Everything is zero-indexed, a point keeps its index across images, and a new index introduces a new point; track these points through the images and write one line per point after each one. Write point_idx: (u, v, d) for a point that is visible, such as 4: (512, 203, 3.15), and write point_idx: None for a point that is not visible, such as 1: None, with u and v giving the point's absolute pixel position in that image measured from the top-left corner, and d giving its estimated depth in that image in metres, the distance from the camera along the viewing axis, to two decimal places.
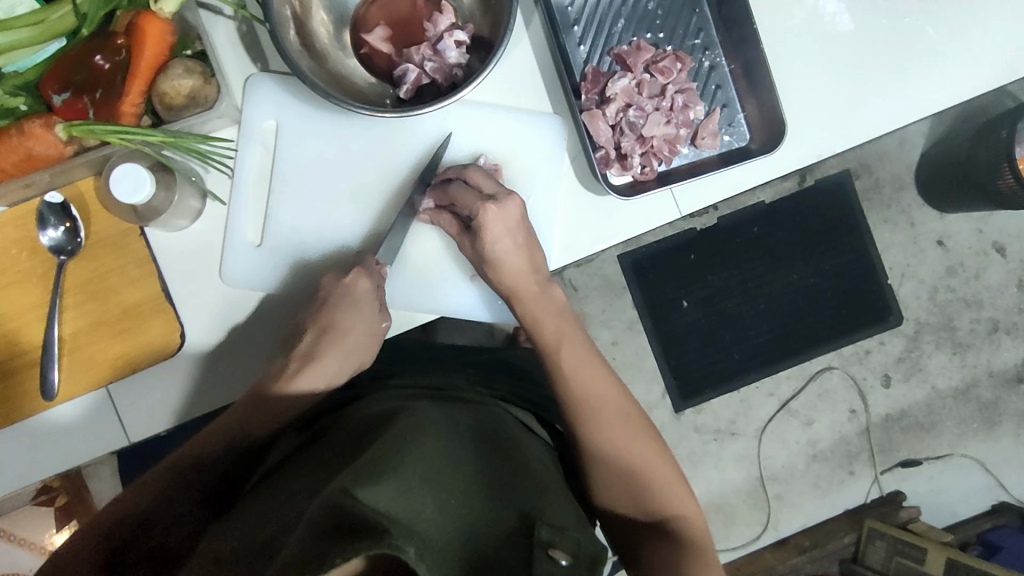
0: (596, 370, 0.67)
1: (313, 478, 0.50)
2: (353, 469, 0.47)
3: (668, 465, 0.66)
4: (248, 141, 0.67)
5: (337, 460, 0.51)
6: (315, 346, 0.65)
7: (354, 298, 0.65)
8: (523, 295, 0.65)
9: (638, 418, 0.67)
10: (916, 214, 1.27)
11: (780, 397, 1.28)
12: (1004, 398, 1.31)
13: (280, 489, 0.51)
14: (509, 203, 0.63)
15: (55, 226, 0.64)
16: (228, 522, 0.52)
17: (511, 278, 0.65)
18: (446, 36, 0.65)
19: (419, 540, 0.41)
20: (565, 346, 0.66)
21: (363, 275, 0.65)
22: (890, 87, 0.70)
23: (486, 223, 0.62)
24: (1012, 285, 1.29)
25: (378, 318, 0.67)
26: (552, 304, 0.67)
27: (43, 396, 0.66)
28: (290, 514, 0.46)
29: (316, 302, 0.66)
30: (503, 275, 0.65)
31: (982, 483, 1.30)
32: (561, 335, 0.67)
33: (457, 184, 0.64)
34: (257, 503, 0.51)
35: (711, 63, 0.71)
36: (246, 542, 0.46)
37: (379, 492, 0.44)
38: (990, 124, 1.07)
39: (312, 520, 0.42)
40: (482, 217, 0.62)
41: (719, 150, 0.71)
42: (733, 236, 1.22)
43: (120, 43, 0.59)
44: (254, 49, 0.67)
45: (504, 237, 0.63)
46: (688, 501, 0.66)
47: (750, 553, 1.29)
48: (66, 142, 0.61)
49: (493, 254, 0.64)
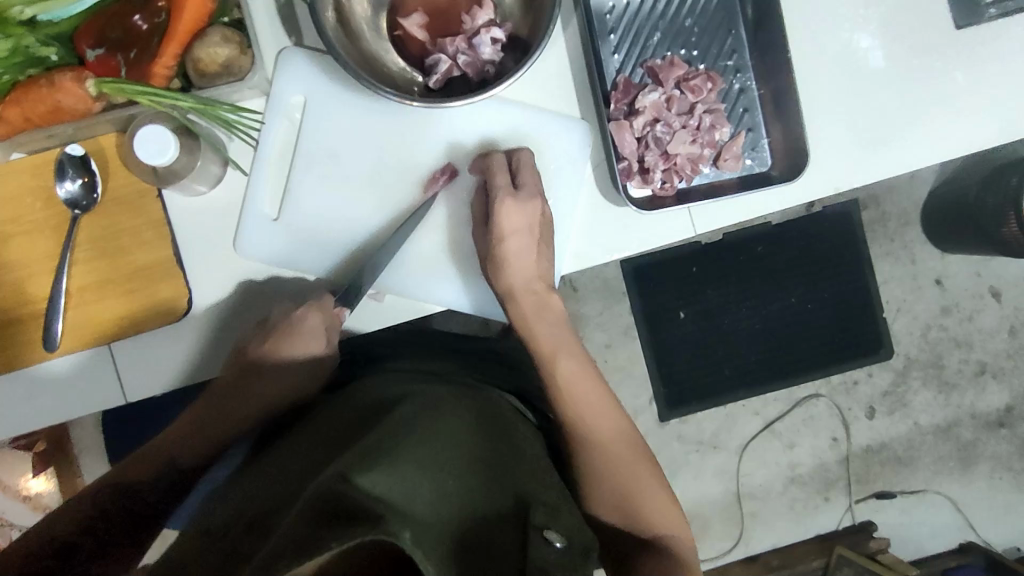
0: (590, 379, 0.68)
1: (310, 461, 0.51)
2: (350, 456, 0.48)
3: (658, 483, 0.68)
4: (275, 115, 0.67)
5: (334, 444, 0.52)
6: (259, 368, 0.66)
7: (296, 332, 0.65)
8: (521, 300, 0.66)
9: (629, 438, 0.69)
10: (918, 251, 1.28)
11: (765, 417, 1.29)
12: (983, 440, 1.33)
13: (279, 469, 0.52)
14: (529, 203, 0.64)
15: (73, 178, 0.64)
16: (229, 495, 0.53)
17: (511, 278, 0.65)
18: (483, 32, 0.65)
19: (413, 525, 0.41)
20: (562, 357, 0.67)
21: (313, 310, 0.65)
22: (912, 127, 0.71)
23: (502, 213, 0.63)
24: (1003, 330, 1.31)
25: (328, 352, 0.68)
26: (552, 313, 0.68)
27: (44, 347, 0.66)
28: (284, 494, 0.47)
29: (265, 327, 0.67)
30: (503, 273, 0.65)
31: (952, 520, 1.33)
32: (559, 344, 0.68)
33: (500, 159, 0.65)
34: (252, 483, 0.52)
35: (741, 86, 0.72)
36: (239, 519, 0.47)
37: (374, 480, 0.45)
38: (1001, 170, 1.08)
39: (306, 506, 0.42)
40: (499, 207, 0.63)
41: (739, 174, 0.72)
42: (737, 254, 1.23)
43: (160, 5, 0.59)
44: (290, 22, 0.67)
45: (517, 232, 0.64)
46: (677, 518, 0.68)
47: (719, 566, 1.31)
48: (95, 98, 0.60)
49: (501, 249, 0.64)
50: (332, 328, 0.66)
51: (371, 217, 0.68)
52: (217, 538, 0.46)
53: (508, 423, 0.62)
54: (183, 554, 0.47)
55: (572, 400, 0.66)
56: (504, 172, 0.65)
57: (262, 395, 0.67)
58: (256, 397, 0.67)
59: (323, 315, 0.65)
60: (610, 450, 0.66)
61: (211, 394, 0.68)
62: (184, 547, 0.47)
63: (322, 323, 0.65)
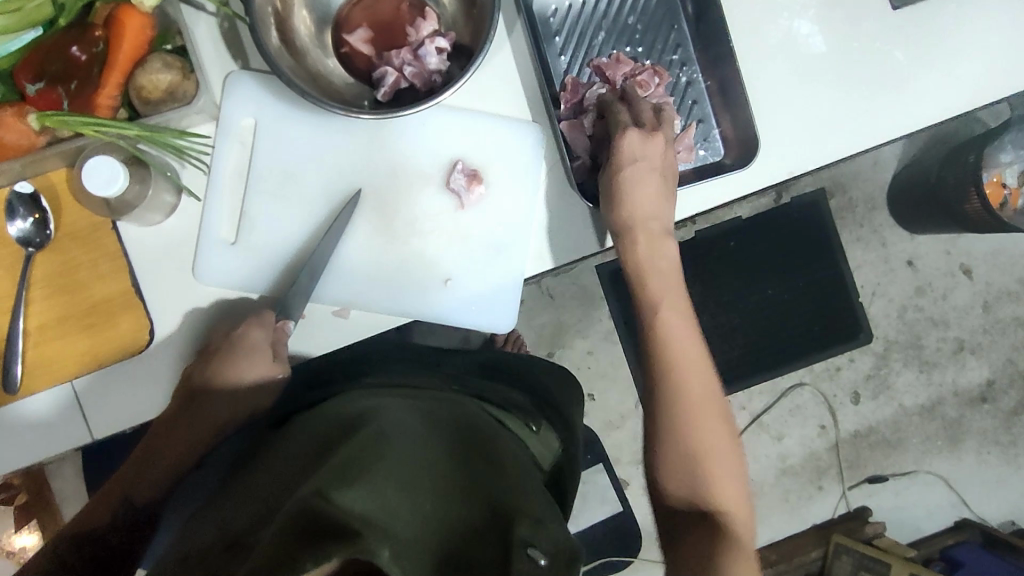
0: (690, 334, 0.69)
1: (288, 479, 0.50)
2: (327, 472, 0.47)
3: (736, 469, 0.67)
4: (225, 138, 0.67)
5: (311, 462, 0.51)
6: (203, 394, 0.66)
7: (238, 351, 0.65)
8: (636, 236, 0.67)
9: (720, 411, 0.68)
10: (888, 234, 1.30)
11: (752, 410, 1.29)
12: (969, 416, 1.33)
13: (256, 487, 0.51)
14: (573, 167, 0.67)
15: (24, 217, 0.64)
16: (208, 518, 0.51)
17: (633, 211, 0.66)
18: (428, 42, 0.65)
19: (394, 542, 0.40)
20: (667, 309, 0.69)
21: (254, 325, 0.65)
22: (859, 107, 0.72)
23: (625, 146, 0.65)
24: (978, 306, 1.33)
25: (274, 368, 0.66)
26: (662, 256, 0.69)
27: (5, 390, 0.64)
28: (262, 514, 0.45)
29: (205, 351, 0.66)
30: (623, 207, 0.66)
31: (947, 499, 1.33)
32: (666, 290, 0.69)
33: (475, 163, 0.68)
34: (232, 503, 0.51)
35: (688, 78, 0.73)
36: (219, 539, 0.46)
37: (353, 494, 0.44)
38: (960, 148, 1.10)
39: (284, 522, 0.41)
40: (622, 139, 0.65)
41: (693, 164, 0.73)
42: (709, 249, 1.25)
43: (98, 35, 0.59)
44: (235, 46, 0.67)
45: (644, 166, 0.65)
46: (743, 509, 0.66)
47: None
48: (39, 131, 0.60)
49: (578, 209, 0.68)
50: (278, 341, 0.66)
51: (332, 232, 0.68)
52: (196, 556, 0.45)
53: (488, 432, 0.61)
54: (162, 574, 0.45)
55: (669, 347, 0.67)
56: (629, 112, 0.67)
57: (214, 420, 0.68)
58: (205, 426, 0.68)
59: (265, 330, 0.65)
60: (702, 415, 0.67)
61: (155, 419, 0.68)
62: (163, 571, 0.46)
63: (267, 339, 0.65)
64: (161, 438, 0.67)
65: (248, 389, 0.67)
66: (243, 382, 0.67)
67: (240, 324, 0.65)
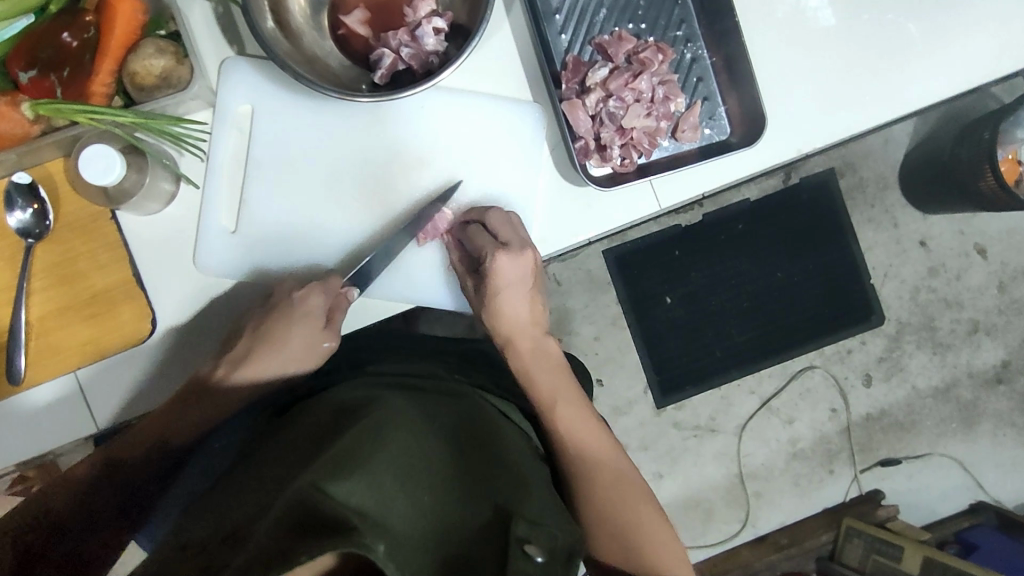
0: (584, 416, 0.69)
1: (284, 470, 0.49)
2: (324, 463, 0.46)
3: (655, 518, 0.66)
4: (222, 124, 0.67)
5: (308, 453, 0.50)
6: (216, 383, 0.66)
7: (297, 317, 0.65)
8: (517, 343, 0.70)
9: (636, 483, 0.68)
10: (900, 214, 1.27)
11: (762, 394, 1.28)
12: (983, 398, 1.31)
13: (252, 480, 0.50)
14: (521, 254, 0.66)
15: (23, 207, 0.63)
16: (202, 511, 0.51)
17: (510, 330, 0.70)
18: (425, 23, 0.64)
19: (388, 539, 0.40)
20: (562, 403, 0.69)
21: (316, 290, 0.64)
22: (868, 83, 0.70)
23: (496, 270, 0.66)
24: (993, 286, 1.30)
25: (323, 336, 0.67)
26: (549, 358, 0.71)
27: (9, 381, 0.64)
28: (257, 507, 0.45)
29: (264, 306, 0.67)
30: (500, 322, 0.69)
31: (960, 482, 1.31)
32: (557, 388, 0.69)
33: (493, 218, 0.66)
34: (227, 494, 0.50)
35: (693, 55, 0.71)
36: (214, 531, 0.45)
37: (348, 488, 0.43)
38: (974, 125, 1.07)
39: (278, 515, 0.41)
40: (493, 265, 0.65)
41: (699, 144, 0.71)
42: (718, 232, 1.23)
43: (89, 20, 0.58)
44: (231, 31, 0.66)
45: (511, 285, 0.67)
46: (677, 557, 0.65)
47: (728, 550, 1.28)
48: (33, 120, 0.60)
49: (496, 302, 0.68)
50: (336, 308, 0.65)
51: (335, 226, 0.68)
52: (190, 551, 0.44)
53: (488, 423, 0.60)
54: (155, 565, 0.44)
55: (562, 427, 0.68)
56: (488, 231, 0.66)
57: (221, 404, 0.67)
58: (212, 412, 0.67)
59: (326, 294, 0.65)
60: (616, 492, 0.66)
61: (164, 403, 0.67)
62: (158, 559, 0.45)
63: (325, 303, 0.65)
64: (168, 415, 0.66)
65: (294, 355, 0.68)
66: (287, 349, 0.67)
67: (301, 288, 0.65)
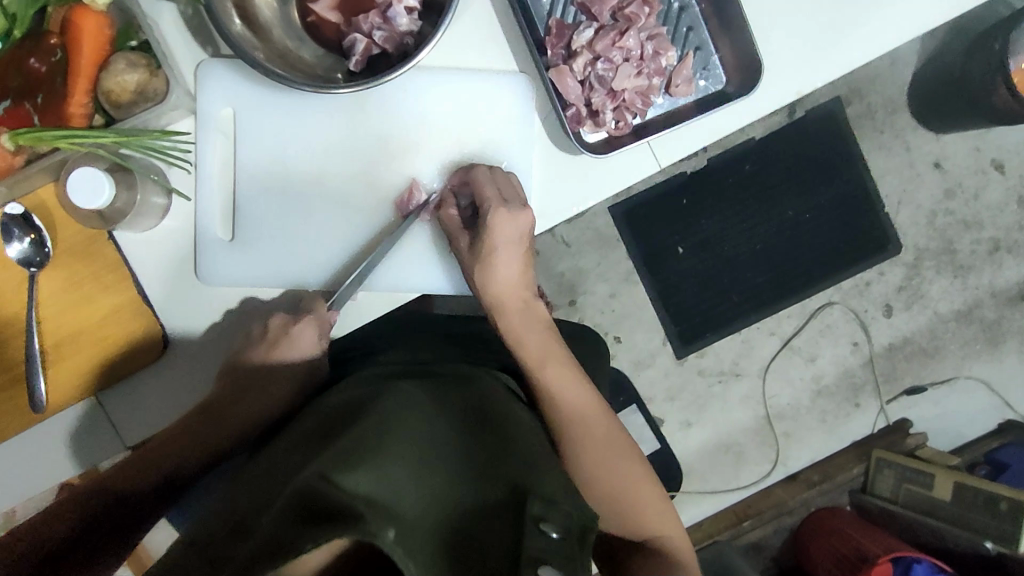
0: (576, 388, 0.65)
1: (295, 460, 0.49)
2: (331, 454, 0.46)
3: (651, 484, 0.66)
4: (205, 132, 0.66)
5: (317, 442, 0.50)
6: (256, 370, 0.66)
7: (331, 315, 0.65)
8: (506, 305, 0.66)
9: (629, 449, 0.66)
10: (912, 137, 1.23)
11: (782, 335, 1.27)
12: (1008, 316, 1.29)
13: (260, 473, 0.50)
14: (520, 215, 0.63)
15: (20, 237, 0.62)
16: (213, 504, 0.51)
17: (500, 287, 0.65)
18: (395, 2, 0.62)
19: (397, 524, 0.40)
20: (553, 366, 0.65)
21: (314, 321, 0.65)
22: (869, 11, 0.66)
23: (491, 226, 0.62)
24: (1013, 202, 1.26)
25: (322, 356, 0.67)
26: (541, 321, 0.67)
27: (33, 409, 0.65)
28: (266, 498, 0.45)
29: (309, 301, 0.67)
30: (490, 280, 0.65)
31: (989, 403, 1.30)
32: (546, 350, 0.66)
33: (484, 172, 0.64)
34: (239, 486, 0.51)
35: (680, 3, 0.68)
36: (225, 523, 0.45)
37: (357, 478, 0.43)
38: (985, 35, 1.03)
39: (286, 508, 0.41)
40: (491, 219, 0.62)
41: (695, 97, 0.69)
42: (725, 176, 1.20)
43: (54, 43, 0.57)
44: (202, 33, 0.65)
45: (506, 245, 0.64)
46: (671, 518, 0.66)
47: (761, 490, 1.29)
48: (15, 151, 0.58)
49: (488, 259, 0.64)
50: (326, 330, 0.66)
51: (334, 223, 0.67)
52: (202, 543, 0.45)
53: (499, 405, 0.60)
54: (167, 562, 0.45)
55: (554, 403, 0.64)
56: (491, 184, 0.63)
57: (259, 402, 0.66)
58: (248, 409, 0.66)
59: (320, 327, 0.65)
60: (598, 454, 0.64)
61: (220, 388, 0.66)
62: (171, 554, 0.46)
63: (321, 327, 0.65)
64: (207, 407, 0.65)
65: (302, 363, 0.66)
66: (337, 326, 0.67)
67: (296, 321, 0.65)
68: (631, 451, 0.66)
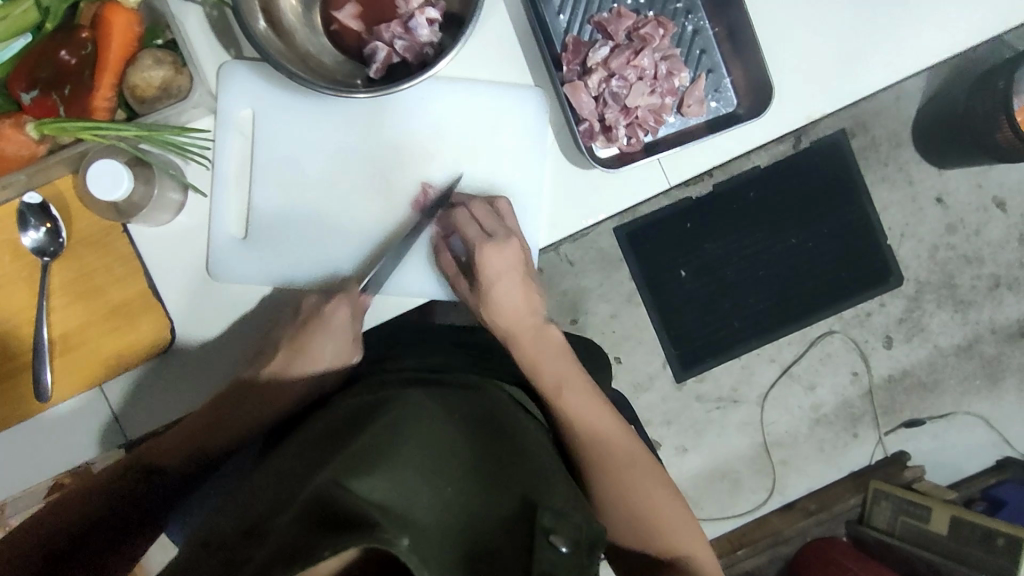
0: (596, 409, 0.67)
1: (307, 464, 0.49)
2: (345, 458, 0.46)
3: (676, 503, 0.67)
4: (225, 130, 0.67)
5: (330, 447, 0.50)
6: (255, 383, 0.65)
7: (334, 323, 0.65)
8: (518, 335, 0.68)
9: (651, 468, 0.67)
10: (915, 171, 1.25)
11: (782, 362, 1.28)
12: (1007, 353, 1.30)
13: (272, 478, 0.50)
14: (506, 245, 0.65)
15: (36, 226, 0.63)
16: (224, 507, 0.51)
17: (505, 319, 0.68)
18: (418, 14, 0.63)
19: (413, 531, 0.40)
20: (569, 389, 0.66)
21: (343, 301, 0.65)
22: (878, 44, 0.68)
23: (481, 266, 0.65)
24: (1013, 239, 1.28)
25: (352, 347, 0.67)
26: (553, 345, 0.69)
27: (37, 399, 0.65)
28: (280, 501, 0.45)
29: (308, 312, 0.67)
30: (494, 315, 0.68)
31: (987, 439, 1.30)
32: (564, 374, 0.67)
33: (462, 214, 0.65)
34: (251, 489, 0.51)
35: (694, 27, 0.70)
36: (238, 527, 0.45)
37: (371, 483, 0.43)
38: (988, 75, 1.05)
39: (301, 512, 0.41)
40: (478, 258, 0.65)
41: (706, 117, 0.70)
42: (729, 202, 1.22)
43: (85, 36, 0.58)
44: (227, 35, 0.67)
45: (500, 276, 0.66)
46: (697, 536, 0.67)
47: (757, 518, 1.29)
48: (39, 141, 0.60)
49: (486, 295, 0.67)
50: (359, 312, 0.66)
51: (347, 226, 0.68)
52: (214, 546, 0.44)
53: (509, 417, 0.60)
54: (177, 565, 0.45)
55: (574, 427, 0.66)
56: (472, 223, 0.65)
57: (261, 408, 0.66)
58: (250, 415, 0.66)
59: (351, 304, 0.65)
60: (620, 476, 0.65)
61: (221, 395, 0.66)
62: (185, 556, 0.45)
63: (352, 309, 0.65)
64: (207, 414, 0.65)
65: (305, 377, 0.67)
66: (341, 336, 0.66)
67: (327, 302, 0.65)
68: (653, 469, 0.67)
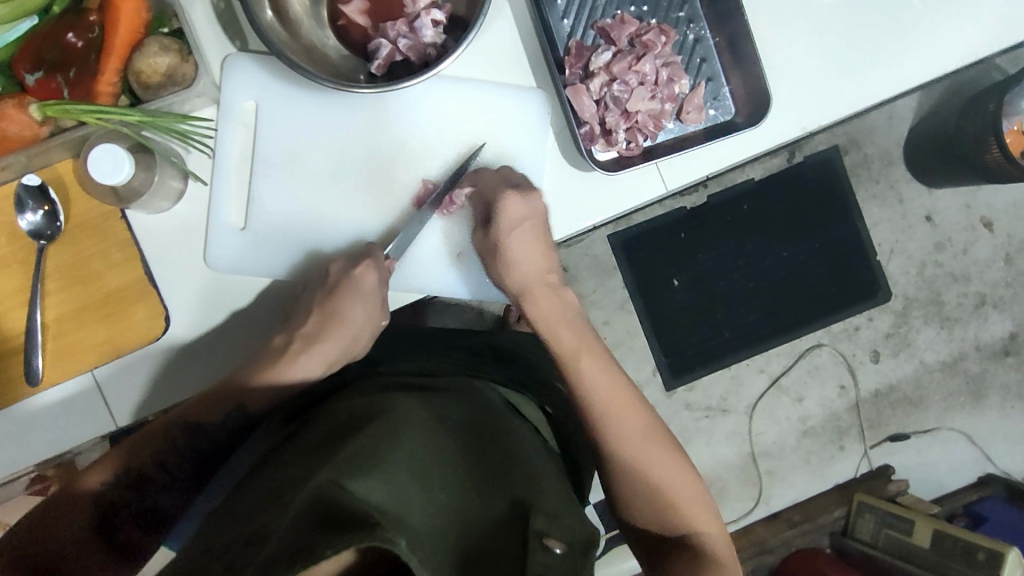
0: (612, 378, 0.66)
1: (301, 469, 0.49)
2: (341, 460, 0.46)
3: (688, 476, 0.65)
4: (227, 121, 0.67)
5: (324, 451, 0.50)
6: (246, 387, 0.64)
7: (354, 294, 0.65)
8: (536, 296, 0.66)
9: (663, 440, 0.66)
10: (905, 189, 1.27)
11: (771, 373, 1.28)
12: (991, 370, 1.31)
13: (266, 484, 0.50)
14: (532, 197, 0.64)
15: (34, 209, 0.63)
16: (217, 514, 0.50)
17: (522, 276, 0.65)
18: (423, 14, 0.64)
19: (410, 532, 0.40)
20: (584, 355, 0.66)
21: (370, 268, 0.65)
22: (874, 60, 0.70)
23: (503, 210, 0.63)
24: (999, 259, 1.30)
25: (375, 317, 0.68)
26: (567, 308, 0.67)
27: (27, 382, 0.65)
28: (277, 506, 0.45)
29: (325, 286, 0.66)
30: (510, 269, 0.65)
31: (969, 455, 1.31)
32: (579, 341, 0.66)
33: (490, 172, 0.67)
34: (245, 494, 0.50)
35: (696, 36, 0.71)
36: (233, 533, 0.45)
37: (368, 484, 0.43)
38: (978, 97, 1.07)
39: (299, 512, 0.40)
40: (503, 202, 0.63)
41: (704, 125, 0.71)
42: (722, 214, 1.23)
43: (93, 20, 0.59)
44: (232, 27, 0.67)
45: (522, 227, 0.64)
46: (707, 514, 0.65)
47: (742, 528, 1.29)
48: (41, 122, 0.60)
49: (505, 246, 0.64)
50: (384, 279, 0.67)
51: (345, 221, 0.68)
52: (210, 552, 0.44)
53: (501, 424, 0.60)
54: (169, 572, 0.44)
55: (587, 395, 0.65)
56: (499, 176, 0.66)
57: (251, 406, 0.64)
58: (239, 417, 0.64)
59: (376, 270, 0.66)
60: (632, 445, 0.64)
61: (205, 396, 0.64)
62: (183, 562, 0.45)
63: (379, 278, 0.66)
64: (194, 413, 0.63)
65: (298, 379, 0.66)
66: (350, 322, 0.67)
67: (357, 266, 0.66)
68: (666, 441, 0.66)
